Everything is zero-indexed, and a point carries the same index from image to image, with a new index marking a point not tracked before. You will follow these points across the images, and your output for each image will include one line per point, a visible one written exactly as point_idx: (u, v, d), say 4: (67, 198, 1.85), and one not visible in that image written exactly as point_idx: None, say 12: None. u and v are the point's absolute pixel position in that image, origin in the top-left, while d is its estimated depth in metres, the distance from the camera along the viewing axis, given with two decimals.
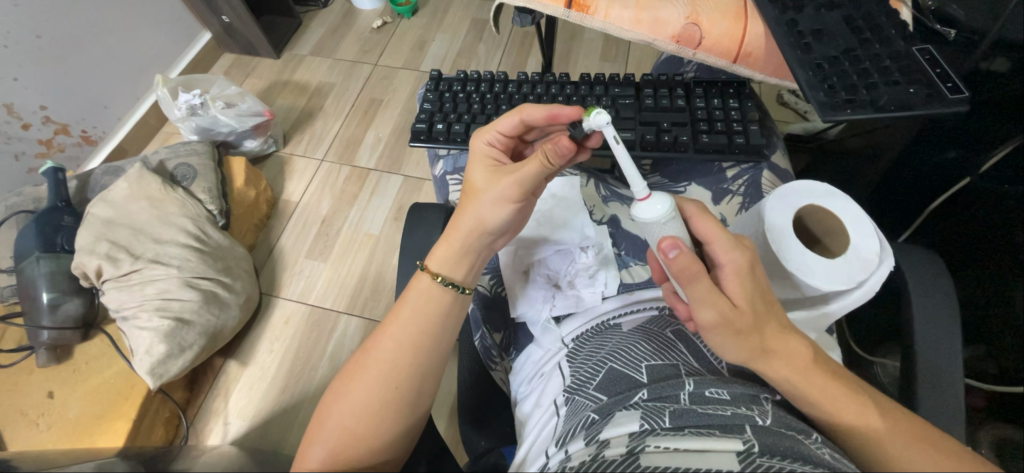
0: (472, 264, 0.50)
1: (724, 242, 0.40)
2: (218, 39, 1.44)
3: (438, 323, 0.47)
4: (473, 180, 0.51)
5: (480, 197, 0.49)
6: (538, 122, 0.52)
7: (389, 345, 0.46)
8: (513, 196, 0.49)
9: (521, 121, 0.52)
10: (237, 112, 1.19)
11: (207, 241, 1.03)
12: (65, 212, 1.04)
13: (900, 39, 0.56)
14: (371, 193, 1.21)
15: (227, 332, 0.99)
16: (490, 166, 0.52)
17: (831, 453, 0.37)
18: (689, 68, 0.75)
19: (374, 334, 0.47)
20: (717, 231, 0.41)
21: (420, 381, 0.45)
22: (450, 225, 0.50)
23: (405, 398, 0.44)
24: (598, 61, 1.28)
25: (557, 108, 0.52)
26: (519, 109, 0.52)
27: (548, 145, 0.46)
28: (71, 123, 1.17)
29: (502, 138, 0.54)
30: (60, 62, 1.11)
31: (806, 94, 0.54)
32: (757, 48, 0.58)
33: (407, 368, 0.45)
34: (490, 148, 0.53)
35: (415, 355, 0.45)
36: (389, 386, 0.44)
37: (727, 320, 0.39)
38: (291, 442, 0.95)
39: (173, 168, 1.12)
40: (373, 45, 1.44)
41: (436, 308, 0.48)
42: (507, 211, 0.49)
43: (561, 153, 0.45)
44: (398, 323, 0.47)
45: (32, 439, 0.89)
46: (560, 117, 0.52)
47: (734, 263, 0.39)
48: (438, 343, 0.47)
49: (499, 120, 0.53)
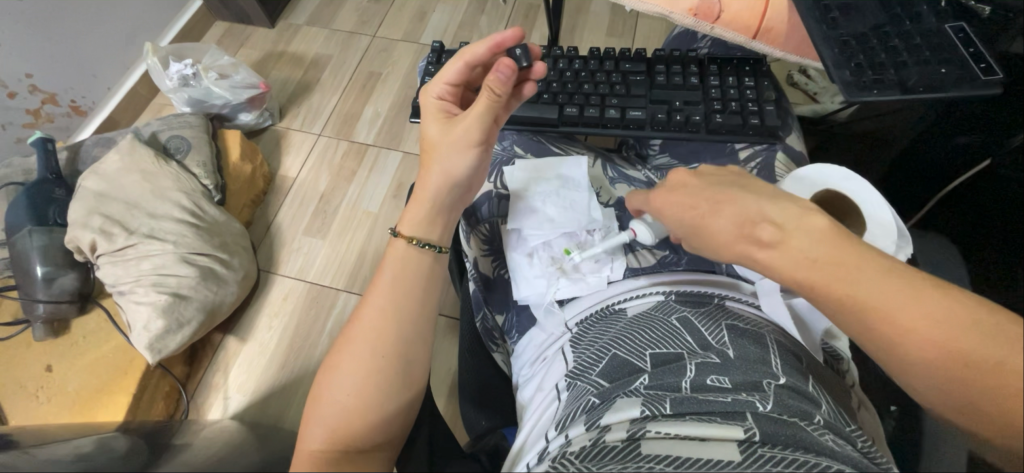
0: (445, 222, 0.50)
1: None
2: (209, 5, 1.38)
3: (420, 287, 0.47)
4: (429, 136, 0.50)
5: (443, 153, 0.49)
6: (482, 58, 0.51)
7: (374, 316, 0.45)
8: (473, 140, 0.49)
9: (465, 64, 0.50)
10: (232, 84, 1.16)
11: (202, 216, 1.01)
12: (56, 184, 1.01)
13: (932, 15, 0.53)
14: (370, 170, 1.19)
15: (225, 308, 0.99)
16: (443, 119, 0.51)
17: (834, 439, 0.36)
18: (703, 44, 0.72)
19: (358, 308, 0.46)
20: None
21: (410, 355, 0.45)
22: (417, 186, 0.50)
23: (394, 372, 0.43)
24: (605, 36, 1.24)
25: (498, 35, 0.49)
26: (461, 53, 0.51)
27: (491, 78, 0.47)
28: (59, 92, 1.13)
29: (448, 91, 0.52)
30: (44, 27, 1.06)
31: (831, 73, 0.51)
32: (779, 23, 0.55)
33: (393, 341, 0.44)
34: (441, 102, 0.52)
35: (398, 324, 0.45)
36: (378, 358, 0.43)
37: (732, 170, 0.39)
38: (291, 417, 0.96)
39: (166, 140, 1.09)
40: (371, 15, 1.39)
41: (415, 275, 0.47)
42: (474, 156, 0.49)
43: (503, 78, 0.47)
44: (380, 294, 0.46)
45: (32, 411, 0.89)
46: (503, 44, 0.50)
47: None
48: (423, 313, 0.46)
49: (442, 70, 0.51)
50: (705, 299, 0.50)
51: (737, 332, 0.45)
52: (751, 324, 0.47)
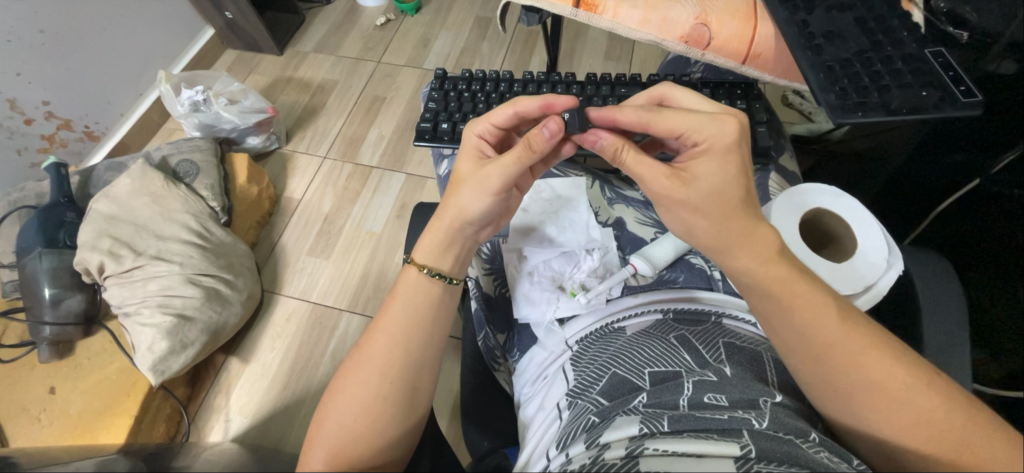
0: (457, 254, 0.51)
1: (704, 125, 0.43)
2: (221, 35, 1.43)
3: (429, 312, 0.48)
4: (459, 172, 0.52)
5: (467, 189, 0.49)
6: (533, 113, 0.53)
7: (381, 339, 0.45)
8: (495, 186, 0.48)
9: (515, 112, 0.53)
10: (241, 109, 1.19)
11: (209, 237, 1.03)
12: (68, 208, 1.03)
13: (913, 41, 0.55)
14: (374, 191, 1.21)
15: (229, 329, 0.99)
16: (476, 158, 0.52)
17: (829, 456, 0.36)
18: (696, 68, 0.74)
19: (367, 330, 0.47)
20: (696, 119, 0.44)
21: (417, 379, 0.45)
22: (435, 217, 0.51)
23: (400, 394, 0.44)
24: (602, 60, 1.28)
25: (553, 99, 0.53)
26: (513, 102, 0.53)
27: (534, 133, 0.47)
28: (74, 119, 1.17)
29: (490, 132, 0.54)
30: (63, 57, 1.11)
31: (817, 96, 0.53)
32: (766, 49, 0.58)
33: (400, 364, 0.45)
34: (481, 141, 0.53)
35: (405, 347, 0.45)
36: (386, 382, 0.44)
37: (670, 175, 0.45)
38: (292, 439, 0.95)
39: (176, 164, 1.12)
40: (377, 43, 1.44)
41: (425, 302, 0.48)
42: (490, 201, 0.49)
43: (547, 136, 0.47)
44: (390, 318, 0.47)
45: (34, 434, 0.89)
46: (555, 106, 0.53)
47: (708, 141, 0.43)
48: (431, 337, 0.47)
49: (492, 112, 0.53)
50: (703, 317, 0.51)
51: (739, 356, 0.46)
52: (749, 343, 0.48)
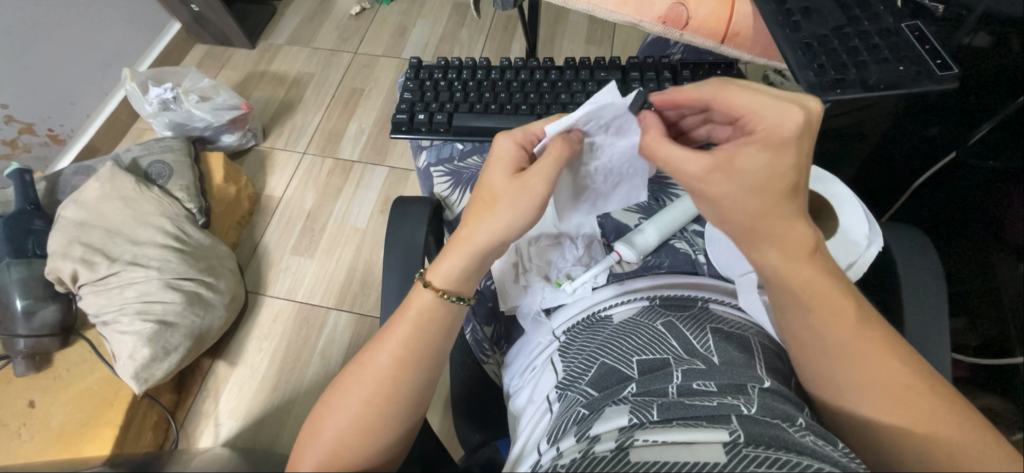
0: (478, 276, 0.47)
1: (775, 108, 0.38)
2: (188, 29, 1.38)
3: (443, 338, 0.45)
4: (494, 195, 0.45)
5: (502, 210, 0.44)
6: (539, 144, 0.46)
7: (386, 360, 0.43)
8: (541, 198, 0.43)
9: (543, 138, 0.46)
10: (213, 106, 1.15)
11: (187, 240, 0.99)
12: (35, 215, 0.99)
13: (889, 16, 0.55)
14: (356, 186, 1.18)
15: (214, 332, 0.97)
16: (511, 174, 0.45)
17: (814, 439, 0.36)
18: (676, 50, 0.74)
19: (372, 344, 0.45)
20: (757, 103, 0.38)
21: (417, 394, 0.44)
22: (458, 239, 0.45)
23: (399, 410, 0.43)
24: (583, 44, 1.26)
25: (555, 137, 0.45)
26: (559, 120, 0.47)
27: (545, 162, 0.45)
28: (36, 122, 1.11)
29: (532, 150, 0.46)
30: (20, 57, 1.05)
31: (796, 74, 0.53)
32: (744, 27, 0.57)
33: (409, 383, 0.43)
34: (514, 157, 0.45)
35: (415, 366, 0.44)
36: (387, 400, 0.42)
37: (713, 169, 0.38)
38: (284, 441, 0.94)
39: (147, 166, 1.07)
40: (352, 33, 1.40)
41: (439, 327, 0.45)
42: (537, 211, 0.44)
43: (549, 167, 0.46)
44: (395, 338, 0.44)
45: (14, 449, 0.87)
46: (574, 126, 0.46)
47: (771, 131, 0.38)
48: (437, 355, 0.45)
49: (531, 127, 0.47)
50: (689, 302, 0.51)
51: (722, 338, 0.46)
52: (738, 327, 0.48)
